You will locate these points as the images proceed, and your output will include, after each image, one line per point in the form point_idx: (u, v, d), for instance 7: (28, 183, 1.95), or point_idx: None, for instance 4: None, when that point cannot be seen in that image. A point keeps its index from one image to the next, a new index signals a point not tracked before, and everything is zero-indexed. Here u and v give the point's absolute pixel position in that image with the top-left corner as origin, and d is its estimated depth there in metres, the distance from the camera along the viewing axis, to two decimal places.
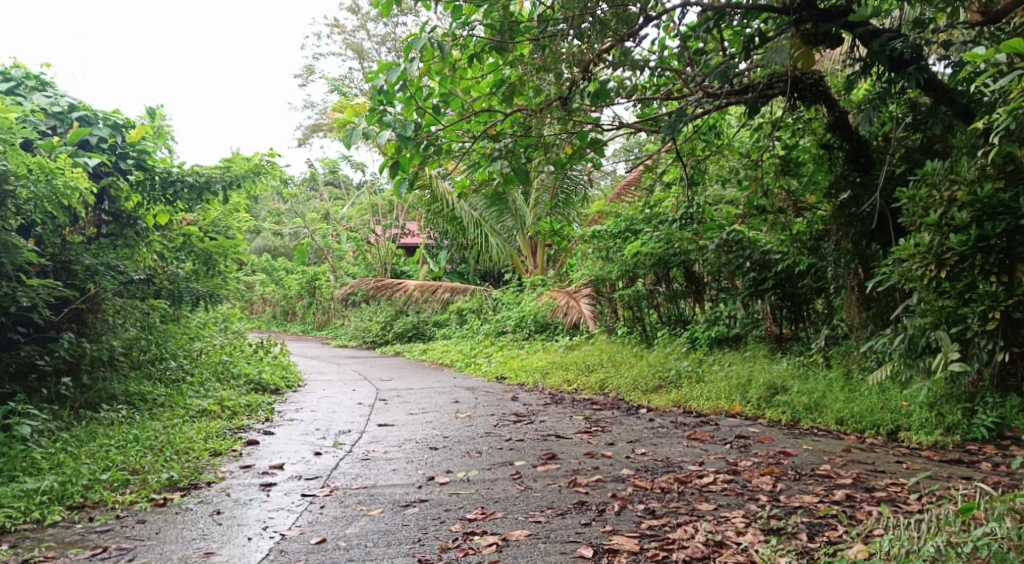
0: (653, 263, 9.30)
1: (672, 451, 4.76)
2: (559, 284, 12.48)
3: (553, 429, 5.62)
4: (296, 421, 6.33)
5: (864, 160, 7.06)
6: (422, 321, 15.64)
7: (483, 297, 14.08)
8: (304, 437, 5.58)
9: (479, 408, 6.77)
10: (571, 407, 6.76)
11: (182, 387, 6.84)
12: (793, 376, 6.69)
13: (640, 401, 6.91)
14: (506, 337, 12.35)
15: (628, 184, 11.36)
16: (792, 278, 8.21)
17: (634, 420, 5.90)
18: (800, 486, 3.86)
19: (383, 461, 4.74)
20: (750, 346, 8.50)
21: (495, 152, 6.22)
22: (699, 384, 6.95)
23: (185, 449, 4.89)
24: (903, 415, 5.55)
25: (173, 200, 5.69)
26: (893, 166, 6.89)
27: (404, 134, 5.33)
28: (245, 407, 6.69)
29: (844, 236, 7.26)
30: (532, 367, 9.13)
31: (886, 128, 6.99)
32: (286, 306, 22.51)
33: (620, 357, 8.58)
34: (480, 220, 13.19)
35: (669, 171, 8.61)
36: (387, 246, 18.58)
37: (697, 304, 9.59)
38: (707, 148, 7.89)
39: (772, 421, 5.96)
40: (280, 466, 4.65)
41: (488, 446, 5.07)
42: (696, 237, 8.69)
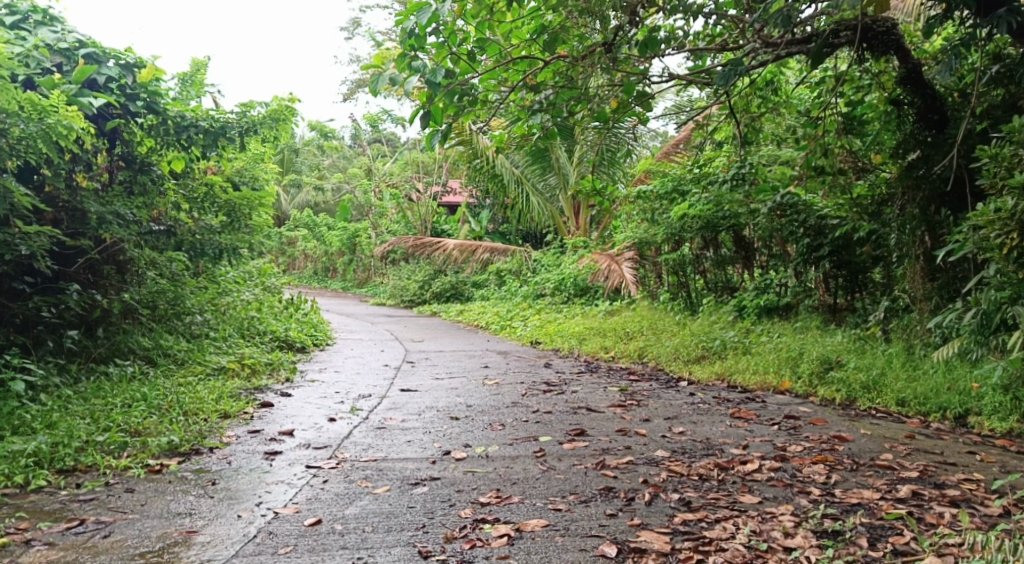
0: (700, 226, 8.74)
1: (713, 431, 4.32)
2: (602, 246, 11.96)
3: (584, 401, 5.22)
4: (316, 383, 6.05)
5: (937, 118, 6.36)
6: (460, 281, 15.32)
7: (523, 258, 13.68)
8: (322, 401, 5.29)
9: (509, 374, 6.41)
10: (606, 376, 6.35)
11: (204, 342, 6.62)
12: (849, 351, 6.15)
13: (680, 373, 6.46)
14: (545, 300, 11.95)
15: (677, 143, 10.77)
16: (850, 244, 7.59)
17: (673, 394, 5.46)
18: (858, 479, 3.40)
19: (399, 431, 4.42)
20: (802, 317, 7.92)
21: (536, 106, 5.83)
22: (745, 356, 6.46)
23: (193, 411, 4.65)
24: (973, 398, 4.98)
25: (187, 146, 5.42)
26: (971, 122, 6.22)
27: (433, 80, 4.89)
28: (266, 366, 6.46)
29: (910, 201, 6.65)
30: (568, 333, 8.72)
31: (965, 81, 6.32)
32: (327, 263, 22.44)
33: (661, 325, 8.11)
34: (522, 177, 12.76)
35: (721, 128, 8.01)
36: (428, 205, 18.22)
37: (745, 271, 9.01)
38: (762, 105, 7.32)
39: (824, 400, 5.45)
40: (290, 432, 4.36)
41: (512, 419, 4.70)
42: (748, 199, 8.09)
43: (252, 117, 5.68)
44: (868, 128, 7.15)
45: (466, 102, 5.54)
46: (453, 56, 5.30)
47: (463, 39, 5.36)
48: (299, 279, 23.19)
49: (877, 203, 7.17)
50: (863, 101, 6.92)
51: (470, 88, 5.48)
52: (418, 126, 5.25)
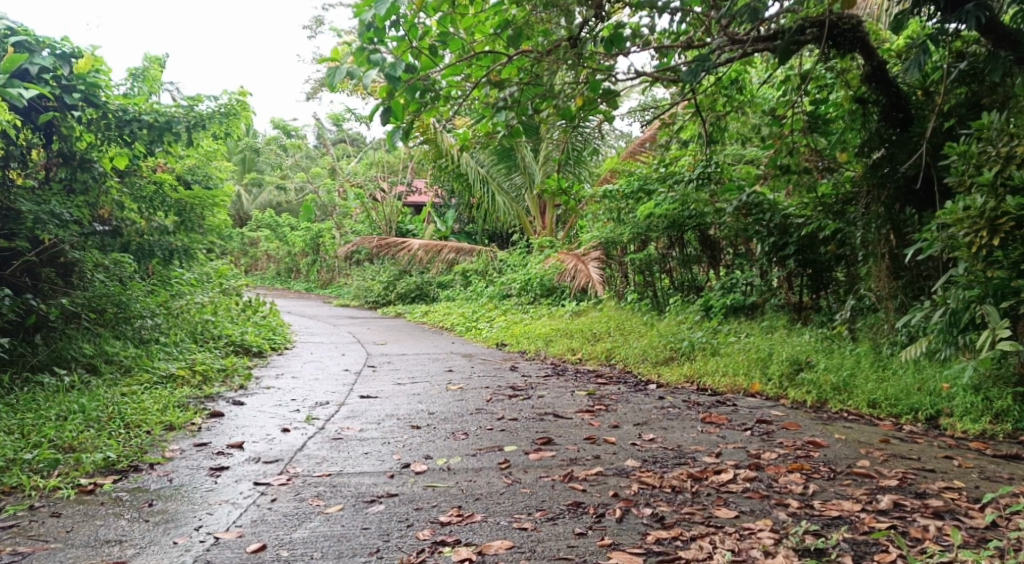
0: (667, 226, 8.62)
1: (684, 438, 4.17)
2: (568, 246, 11.80)
3: (551, 407, 5.04)
4: (271, 389, 5.77)
5: (902, 116, 6.32)
6: (425, 282, 15.07)
7: (489, 258, 13.45)
8: (276, 410, 5.02)
9: (473, 379, 6.19)
10: (573, 380, 6.17)
11: (153, 346, 6.31)
12: (818, 351, 6.06)
13: (649, 376, 6.30)
14: (510, 300, 11.76)
15: (644, 142, 10.66)
16: (817, 242, 7.52)
17: (642, 398, 5.30)
18: (837, 489, 3.26)
19: (356, 442, 4.18)
20: (770, 316, 7.83)
21: (500, 104, 5.61)
22: (714, 358, 6.33)
23: (134, 422, 4.38)
24: (944, 399, 4.90)
25: (129, 141, 5.13)
26: (938, 120, 6.18)
27: (392, 75, 4.66)
28: (218, 372, 6.15)
29: (875, 200, 6.61)
30: (534, 334, 8.54)
31: (931, 79, 6.29)
32: (289, 264, 21.98)
33: (629, 325, 7.97)
34: (487, 176, 12.57)
35: (686, 127, 7.91)
36: (392, 204, 17.87)
37: (712, 270, 8.90)
38: (727, 104, 7.24)
39: (796, 402, 5.32)
40: (239, 445, 4.10)
41: (476, 427, 4.49)
42: (714, 198, 8.00)
43: (202, 114, 5.42)
44: (834, 126, 7.10)
45: (428, 97, 5.33)
46: (414, 49, 5.08)
47: (425, 31, 5.13)
48: (261, 280, 22.69)
49: (842, 202, 7.13)
50: (829, 99, 6.86)
51: (431, 84, 5.26)
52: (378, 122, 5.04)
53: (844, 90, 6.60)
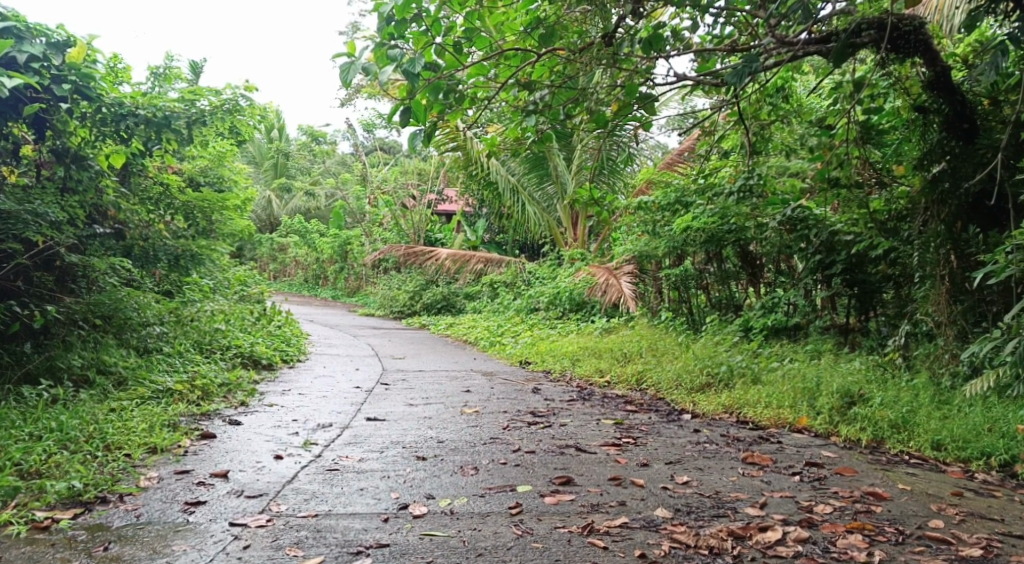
0: (704, 240, 8.08)
1: (722, 482, 3.66)
2: (600, 259, 11.29)
3: (574, 438, 4.55)
4: (274, 408, 5.37)
5: (967, 127, 5.73)
6: (452, 292, 14.68)
7: (518, 269, 13.00)
8: (273, 433, 4.61)
9: (492, 401, 5.73)
10: (600, 405, 5.68)
11: (155, 356, 5.96)
12: (872, 382, 5.48)
13: (684, 405, 5.69)
14: (538, 315, 11.30)
15: (682, 152, 10.14)
16: (868, 261, 6.95)
17: (675, 430, 4.78)
18: (908, 559, 2.74)
19: (353, 475, 3.75)
20: (815, 339, 7.23)
21: (531, 107, 5.24)
22: (755, 386, 5.79)
23: (114, 444, 4.00)
24: (1020, 443, 4.31)
25: (126, 137, 4.87)
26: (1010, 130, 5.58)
27: (411, 72, 4.14)
28: (220, 387, 5.78)
29: (934, 217, 6.02)
30: (560, 352, 8.07)
31: (1001, 87, 5.72)
32: (317, 271, 21.77)
33: (661, 346, 7.45)
34: (518, 186, 12.15)
35: (727, 136, 7.40)
36: (422, 212, 17.52)
37: (751, 288, 8.32)
38: (772, 113, 6.74)
39: (848, 440, 4.75)
40: (223, 475, 3.69)
41: (488, 460, 4.03)
42: (756, 212, 7.47)
43: (204, 107, 5.21)
44: (889, 137, 6.53)
45: (451, 99, 4.92)
46: (437, 46, 4.64)
47: (449, 27, 4.66)
48: (289, 286, 22.51)
49: (896, 219, 6.56)
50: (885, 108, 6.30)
51: (455, 84, 4.83)
52: (396, 121, 4.62)
53: (902, 98, 6.01)
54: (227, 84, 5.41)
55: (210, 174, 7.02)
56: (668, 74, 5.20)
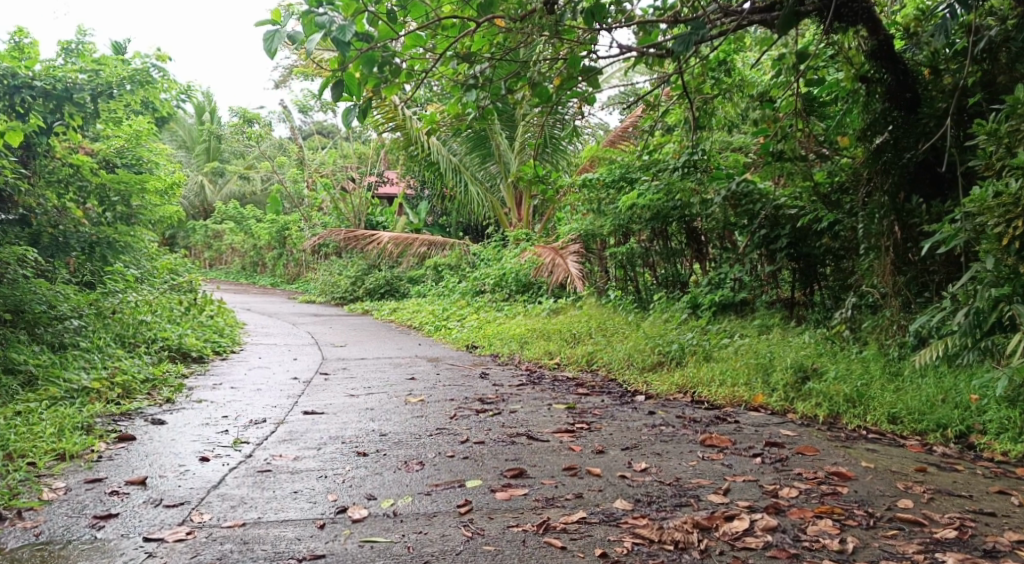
0: (650, 217, 7.91)
1: (681, 467, 3.49)
2: (545, 239, 11.06)
3: (524, 426, 4.31)
4: (203, 404, 4.99)
5: (909, 96, 5.63)
6: (395, 277, 14.29)
7: (462, 251, 12.68)
8: (200, 432, 4.25)
9: (438, 389, 5.45)
10: (550, 390, 5.45)
11: (72, 352, 5.49)
12: (824, 356, 5.40)
13: (637, 386, 5.51)
14: (484, 297, 11.03)
15: (625, 129, 9.96)
16: (812, 234, 6.84)
17: (629, 414, 4.59)
18: (882, 545, 2.61)
19: (287, 476, 3.44)
20: (762, 314, 7.13)
21: (471, 80, 4.92)
22: (707, 364, 5.64)
23: (17, 452, 3.60)
24: (974, 414, 4.25)
25: (22, 112, 4.61)
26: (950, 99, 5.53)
27: (341, 39, 3.74)
28: (144, 383, 5.36)
29: (878, 187, 5.94)
30: (508, 336, 7.83)
31: (942, 56, 5.59)
32: (255, 258, 21.03)
33: (611, 325, 7.27)
34: (460, 165, 11.81)
35: (671, 110, 7.24)
36: (361, 195, 16.99)
37: (697, 264, 8.18)
38: (715, 86, 6.61)
39: (805, 417, 4.63)
40: (140, 481, 3.34)
41: (434, 454, 3.77)
42: (701, 187, 7.33)
43: (104, 77, 5.06)
44: (831, 110, 6.51)
45: (387, 72, 4.63)
46: (370, 14, 4.20)
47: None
48: (225, 274, 21.71)
49: (839, 191, 6.49)
50: (826, 80, 6.20)
51: (391, 56, 4.50)
52: (327, 98, 4.25)
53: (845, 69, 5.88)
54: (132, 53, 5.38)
55: (126, 156, 6.47)
56: (612, 44, 4.96)
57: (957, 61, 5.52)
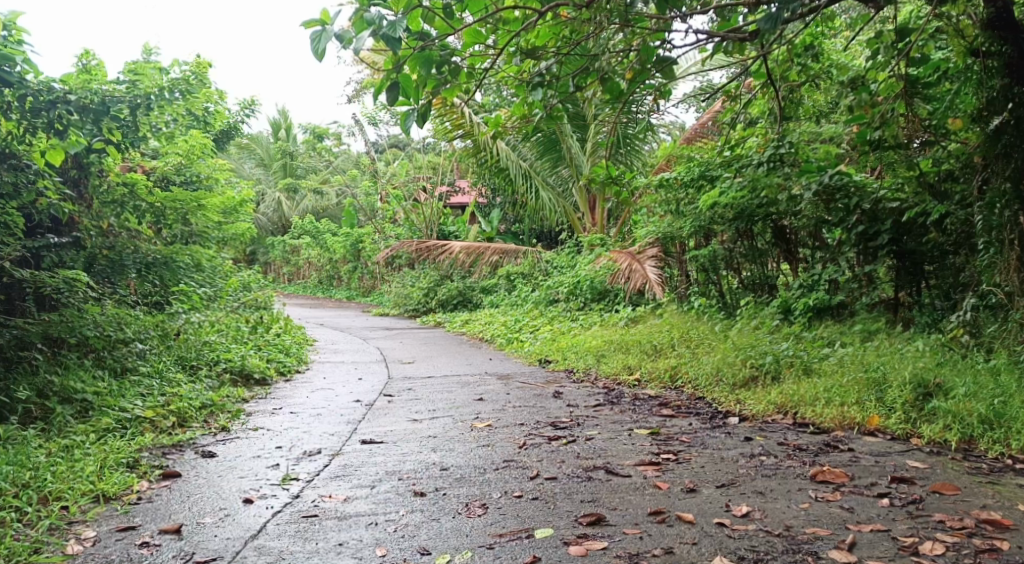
0: (733, 217, 7.25)
1: (791, 511, 2.93)
2: (621, 243, 10.50)
3: (602, 457, 3.81)
4: (258, 432, 4.70)
5: None
6: (468, 287, 13.97)
7: (534, 259, 12.23)
8: (250, 467, 3.93)
9: (507, 412, 4.99)
10: (630, 411, 4.91)
11: (131, 378, 5.29)
12: (945, 367, 4.69)
13: (728, 406, 4.92)
14: (558, 307, 10.56)
15: (703, 124, 9.31)
16: (919, 228, 6.06)
17: (721, 441, 4.02)
18: None
19: (334, 523, 3.05)
20: (864, 318, 6.35)
21: (536, 78, 4.47)
22: (808, 379, 4.99)
23: (53, 495, 3.36)
24: None
25: (61, 130, 4.26)
26: None
27: (393, 34, 3.31)
28: (200, 409, 5.11)
29: (999, 174, 5.04)
30: (583, 349, 7.32)
31: None
32: (331, 272, 21.16)
33: (695, 335, 6.66)
34: (530, 171, 11.37)
35: (754, 101, 6.62)
36: (433, 205, 16.75)
37: (787, 265, 7.47)
38: (803, 72, 5.97)
39: (932, 443, 3.95)
40: (175, 530, 3.02)
41: (500, 494, 3.31)
42: (788, 181, 6.48)
43: (142, 88, 4.95)
44: (935, 91, 5.81)
45: (446, 72, 4.13)
46: (425, 9, 3.81)
47: None
48: (303, 289, 21.95)
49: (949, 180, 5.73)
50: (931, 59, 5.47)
51: (448, 54, 4.03)
52: (382, 102, 3.83)
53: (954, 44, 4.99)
54: (172, 60, 5.56)
55: (184, 172, 6.50)
56: (689, 31, 4.43)
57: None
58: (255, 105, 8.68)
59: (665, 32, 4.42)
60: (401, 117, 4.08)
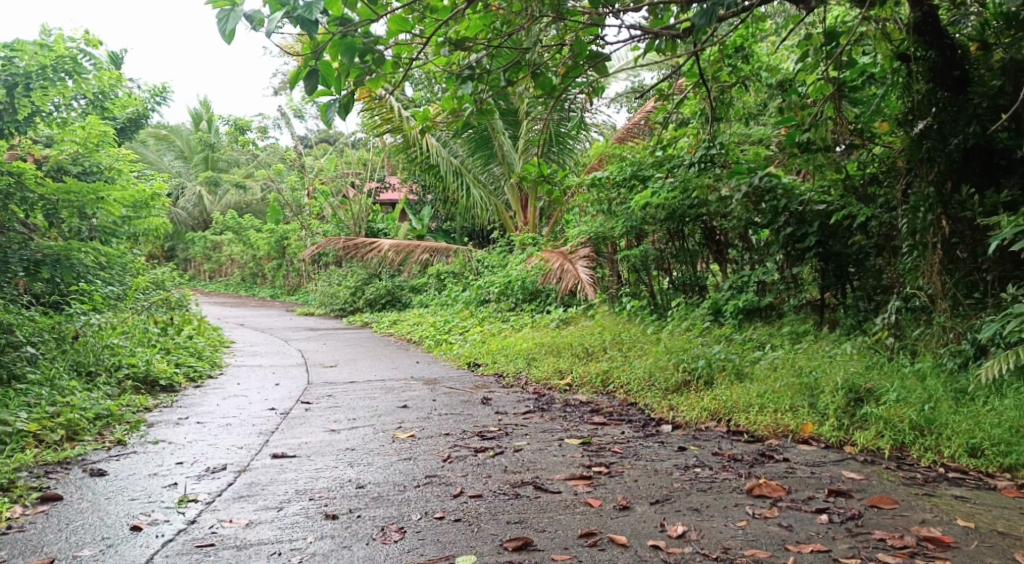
0: (665, 218, 7.15)
1: (728, 531, 2.77)
2: (553, 243, 10.33)
3: (531, 471, 3.59)
4: (158, 446, 4.30)
5: (958, 74, 4.75)
6: (397, 286, 13.60)
7: (465, 258, 11.95)
8: (144, 487, 3.56)
9: (432, 421, 4.71)
10: (560, 419, 4.71)
11: (18, 386, 4.79)
12: (874, 371, 4.65)
13: (661, 412, 4.78)
14: (489, 307, 10.32)
15: (635, 124, 9.21)
16: (846, 231, 6.07)
17: (654, 452, 3.85)
18: None
19: (232, 553, 2.74)
20: (792, 320, 6.33)
21: (466, 71, 4.18)
22: (740, 384, 4.88)
23: None
24: None
25: None
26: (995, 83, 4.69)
27: (310, 17, 2.94)
28: (95, 421, 4.65)
29: (924, 177, 4.94)
30: (513, 351, 7.10)
31: (992, 28, 4.80)
32: (254, 270, 20.36)
33: (626, 338, 6.53)
34: (461, 168, 11.09)
35: (686, 100, 6.52)
36: (361, 201, 16.28)
37: (717, 266, 7.42)
38: (734, 73, 5.89)
39: (865, 451, 3.88)
40: None
41: (421, 515, 3.05)
42: (718, 183, 6.40)
43: (20, 67, 4.94)
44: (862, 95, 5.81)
45: (370, 61, 3.83)
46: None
47: None
48: (225, 288, 21.10)
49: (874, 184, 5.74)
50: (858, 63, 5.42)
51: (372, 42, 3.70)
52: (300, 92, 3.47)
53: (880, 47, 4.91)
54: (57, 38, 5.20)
55: (82, 162, 6.06)
56: (623, 27, 4.25)
57: (1010, 33, 4.70)
58: (166, 92, 8.25)
59: (598, 26, 4.26)
60: (321, 109, 3.75)
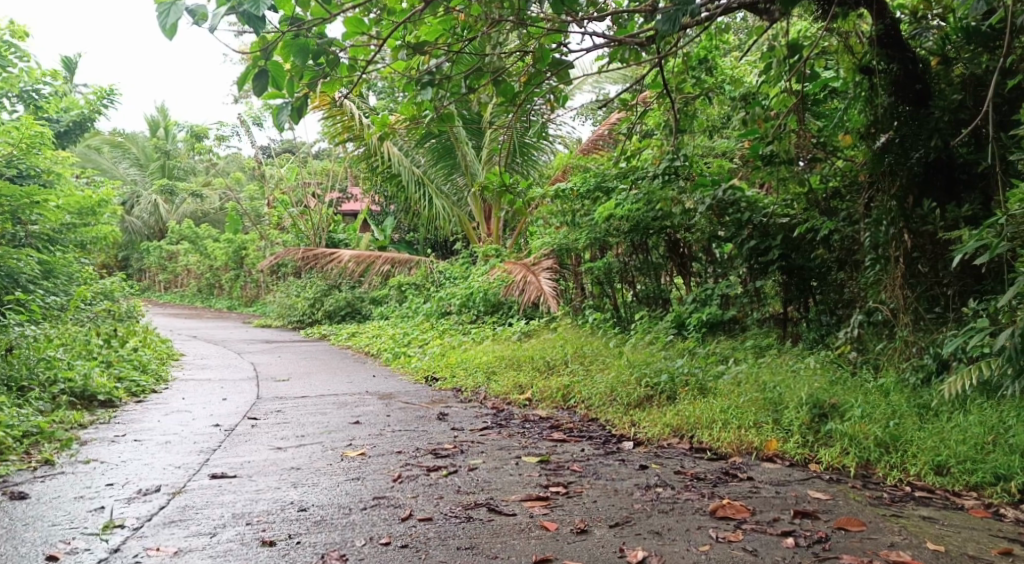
0: (628, 230, 7.04)
1: (690, 556, 2.62)
2: (515, 255, 10.17)
3: (485, 492, 3.40)
4: (89, 466, 4.02)
5: (919, 87, 4.72)
6: (357, 297, 13.31)
7: (427, 270, 11.72)
8: (67, 510, 3.29)
9: (385, 438, 4.50)
10: (518, 437, 4.52)
11: None
12: (837, 386, 4.57)
13: (622, 429, 4.63)
14: (450, 319, 10.11)
15: (600, 136, 9.12)
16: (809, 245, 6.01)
17: (614, 471, 3.69)
18: None
19: None
20: (755, 334, 6.24)
21: (426, 76, 4.00)
22: (703, 399, 4.76)
23: None
24: None
25: None
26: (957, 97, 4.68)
27: (257, 13, 2.68)
28: (22, 439, 4.35)
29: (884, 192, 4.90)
30: (473, 365, 6.90)
31: (953, 42, 4.79)
32: (211, 280, 19.86)
33: (588, 351, 6.39)
34: (423, 178, 10.89)
35: (649, 111, 6.43)
36: (322, 212, 15.96)
37: (681, 280, 7.33)
38: (697, 84, 5.81)
39: (830, 469, 3.77)
40: None
41: (365, 540, 2.85)
42: (682, 195, 6.31)
43: None
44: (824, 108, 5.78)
45: (325, 63, 3.63)
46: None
47: None
48: (181, 299, 20.53)
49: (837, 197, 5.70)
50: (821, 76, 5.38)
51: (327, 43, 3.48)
52: (246, 91, 3.22)
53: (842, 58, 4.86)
54: None
55: None
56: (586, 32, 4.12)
57: (970, 48, 4.71)
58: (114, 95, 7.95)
59: (561, 32, 4.14)
60: (272, 109, 3.53)
